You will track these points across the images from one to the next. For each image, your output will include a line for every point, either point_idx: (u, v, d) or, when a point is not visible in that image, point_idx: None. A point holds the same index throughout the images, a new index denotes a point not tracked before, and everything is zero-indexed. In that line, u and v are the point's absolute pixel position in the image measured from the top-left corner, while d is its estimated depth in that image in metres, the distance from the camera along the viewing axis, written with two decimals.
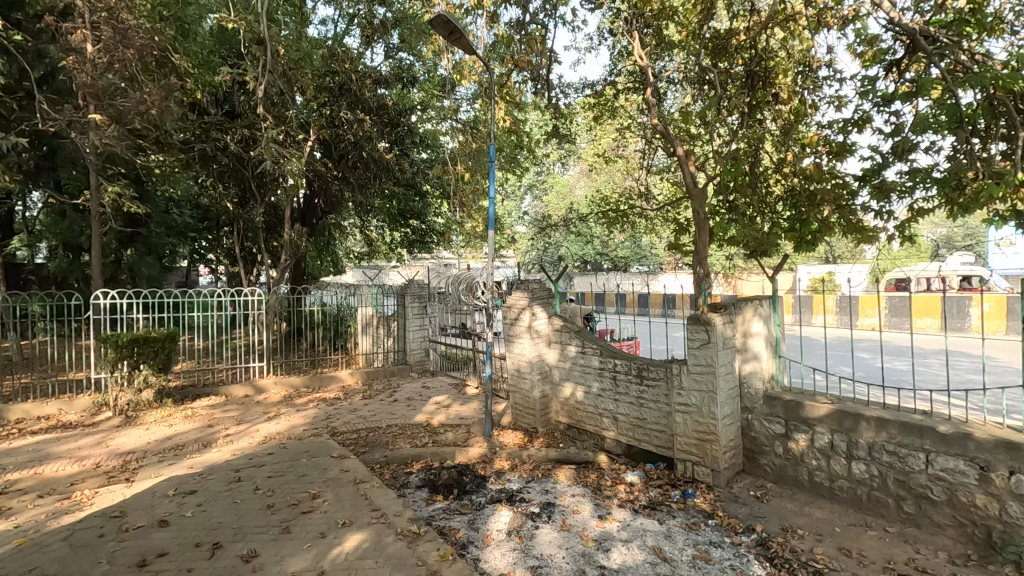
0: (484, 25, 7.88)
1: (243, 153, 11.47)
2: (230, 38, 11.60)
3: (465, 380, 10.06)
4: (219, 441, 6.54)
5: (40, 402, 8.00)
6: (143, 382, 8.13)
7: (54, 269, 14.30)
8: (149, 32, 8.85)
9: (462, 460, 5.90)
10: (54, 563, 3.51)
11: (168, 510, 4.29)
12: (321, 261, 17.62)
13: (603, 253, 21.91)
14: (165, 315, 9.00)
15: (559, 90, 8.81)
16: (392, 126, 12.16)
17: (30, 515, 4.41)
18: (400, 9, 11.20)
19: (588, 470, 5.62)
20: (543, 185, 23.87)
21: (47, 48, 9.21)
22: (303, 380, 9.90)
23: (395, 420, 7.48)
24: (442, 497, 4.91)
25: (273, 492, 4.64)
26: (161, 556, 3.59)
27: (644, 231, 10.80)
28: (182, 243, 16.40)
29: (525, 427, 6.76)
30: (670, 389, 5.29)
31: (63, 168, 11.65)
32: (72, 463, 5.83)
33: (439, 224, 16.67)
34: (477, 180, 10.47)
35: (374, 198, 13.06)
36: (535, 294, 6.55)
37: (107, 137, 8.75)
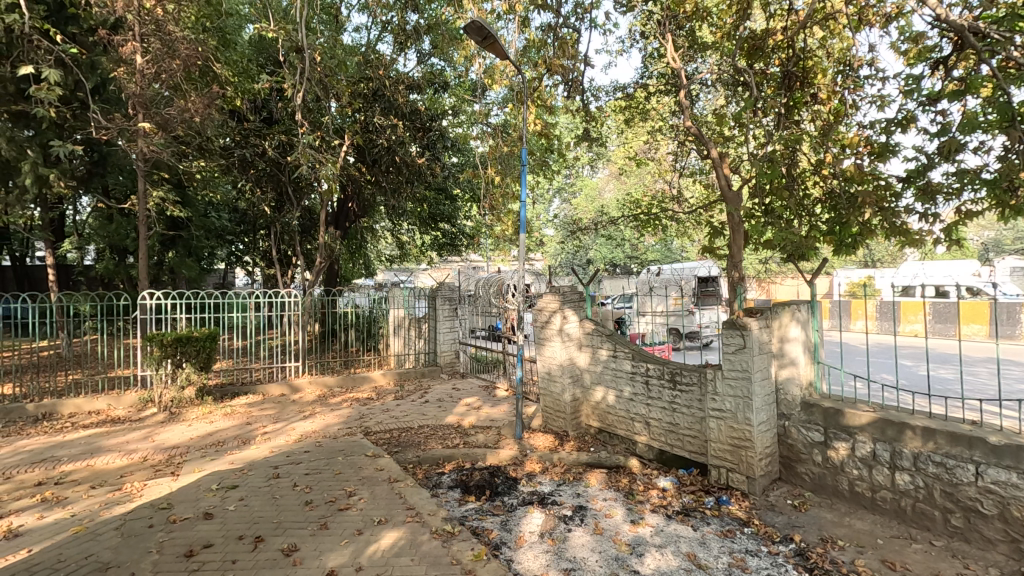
0: (516, 29, 7.92)
1: (281, 158, 11.81)
2: (269, 47, 11.94)
3: (495, 382, 10.10)
4: (258, 438, 6.73)
5: (91, 397, 8.36)
6: (186, 380, 8.44)
7: (102, 271, 14.94)
8: (194, 43, 9.15)
9: (493, 461, 5.92)
10: (107, 551, 3.68)
11: (212, 503, 4.45)
12: (354, 264, 17.94)
13: (633, 257, 21.69)
14: (206, 315, 9.29)
15: (590, 93, 8.80)
16: (423, 131, 12.34)
17: (84, 505, 4.63)
18: (433, 16, 11.36)
19: (620, 474, 5.59)
20: (572, 188, 23.79)
21: (100, 60, 9.64)
22: (337, 380, 10.12)
23: (427, 421, 7.56)
24: (474, 498, 4.96)
25: (310, 489, 4.76)
26: (207, 547, 3.73)
27: (676, 234, 10.67)
28: (220, 246, 16.93)
29: (556, 430, 6.76)
30: (704, 395, 5.22)
31: (112, 174, 12.17)
32: (120, 457, 6.08)
33: (469, 227, 16.79)
34: (508, 183, 10.51)
35: (406, 201, 13.25)
36: (566, 297, 6.55)
37: (154, 144, 9.12)
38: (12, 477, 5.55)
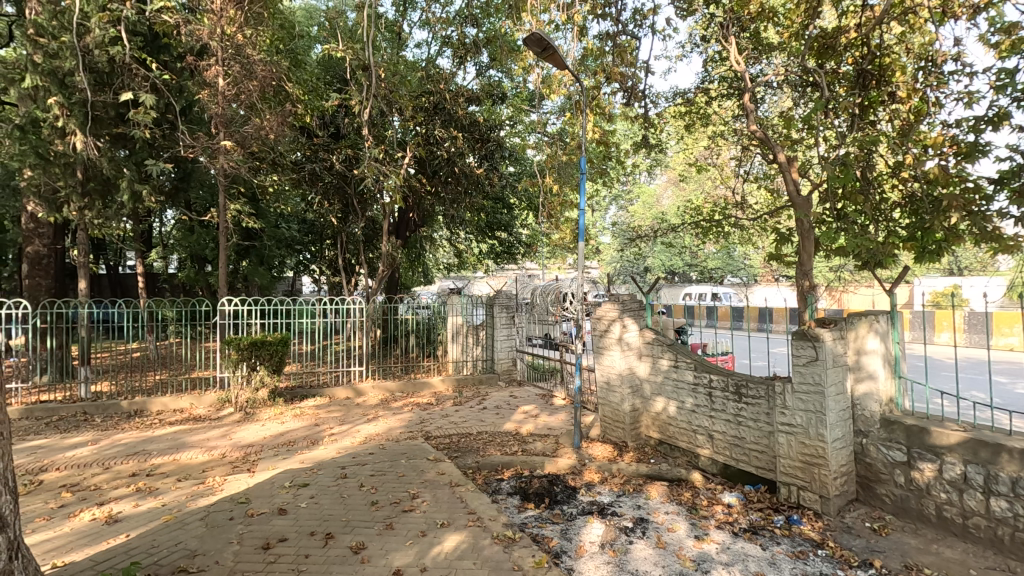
0: (575, 38, 7.93)
1: (347, 171, 12.36)
2: (336, 66, 12.56)
3: (552, 391, 10.12)
4: (325, 439, 7.03)
5: (176, 396, 9.00)
6: (259, 381, 8.94)
7: (185, 279, 16.06)
8: (270, 64, 9.73)
9: (552, 470, 5.90)
10: (194, 540, 3.95)
11: (285, 499, 4.70)
12: (413, 272, 18.47)
13: (692, 265, 21.07)
14: (278, 321, 9.80)
15: (649, 100, 8.69)
16: (482, 142, 12.58)
17: (174, 495, 5.00)
18: (491, 28, 11.58)
19: (682, 487, 5.44)
20: (629, 195, 23.52)
21: (187, 85, 10.43)
22: (399, 385, 10.45)
23: (486, 427, 7.66)
24: (534, 506, 4.97)
25: (376, 490, 4.92)
26: (282, 540, 3.93)
27: (739, 241, 10.34)
28: (290, 255, 17.85)
29: (614, 440, 6.69)
30: (772, 408, 5.02)
31: (194, 189, 13.08)
32: (203, 453, 6.52)
33: (526, 236, 16.93)
34: (565, 192, 10.52)
35: (464, 210, 13.54)
36: (626, 305, 6.48)
37: (234, 160, 9.76)
38: (110, 467, 6.06)
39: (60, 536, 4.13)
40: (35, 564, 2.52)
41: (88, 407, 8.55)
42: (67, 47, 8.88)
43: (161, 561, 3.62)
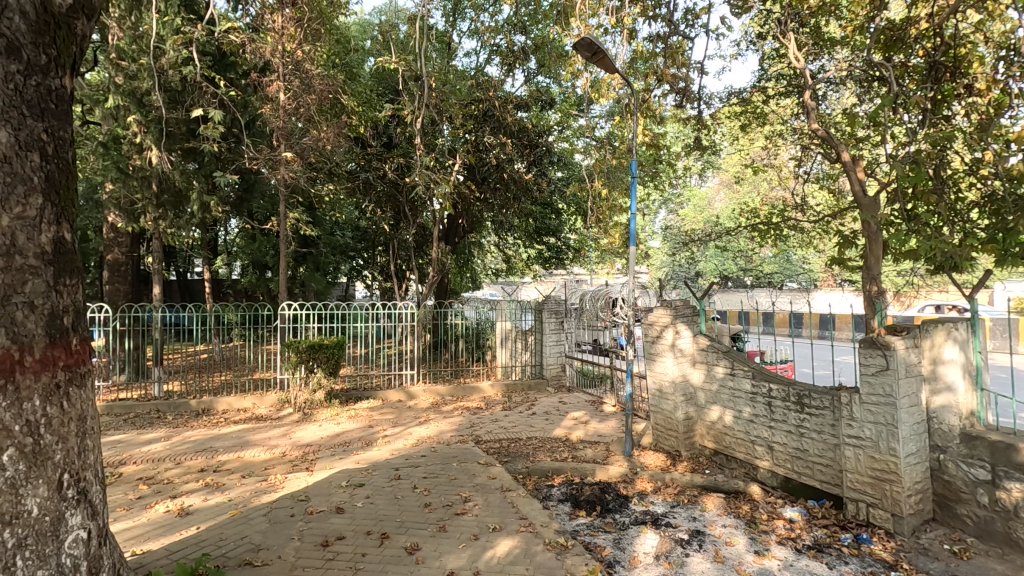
0: (624, 41, 7.83)
1: (399, 179, 12.68)
2: (389, 77, 12.94)
3: (602, 397, 9.99)
4: (379, 441, 7.21)
5: (240, 396, 9.44)
6: (317, 383, 9.29)
7: (247, 285, 16.86)
8: (327, 78, 10.11)
9: (603, 477, 5.81)
10: (258, 534, 4.12)
11: (342, 498, 4.84)
12: (462, 278, 18.72)
13: (747, 270, 20.36)
14: (334, 325, 10.12)
15: (702, 102, 8.50)
16: (531, 147, 12.65)
17: (239, 491, 5.25)
18: (539, 35, 11.64)
19: (740, 500, 5.25)
20: (679, 199, 23.06)
21: (251, 100, 10.98)
22: (449, 389, 10.61)
23: (535, 433, 7.65)
24: (585, 513, 4.92)
25: (428, 492, 5.00)
26: (340, 538, 4.05)
27: (799, 244, 9.93)
28: (344, 261, 18.43)
29: (667, 449, 6.53)
30: (837, 420, 4.78)
31: (256, 199, 13.73)
32: (265, 451, 6.81)
33: (574, 241, 16.88)
34: (615, 196, 10.40)
35: (513, 216, 13.60)
36: (679, 311, 6.32)
37: (294, 171, 10.19)
38: (181, 463, 6.43)
39: (138, 525, 4.41)
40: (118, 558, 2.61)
41: (161, 405, 9.09)
42: (145, 68, 9.54)
43: (229, 553, 3.79)
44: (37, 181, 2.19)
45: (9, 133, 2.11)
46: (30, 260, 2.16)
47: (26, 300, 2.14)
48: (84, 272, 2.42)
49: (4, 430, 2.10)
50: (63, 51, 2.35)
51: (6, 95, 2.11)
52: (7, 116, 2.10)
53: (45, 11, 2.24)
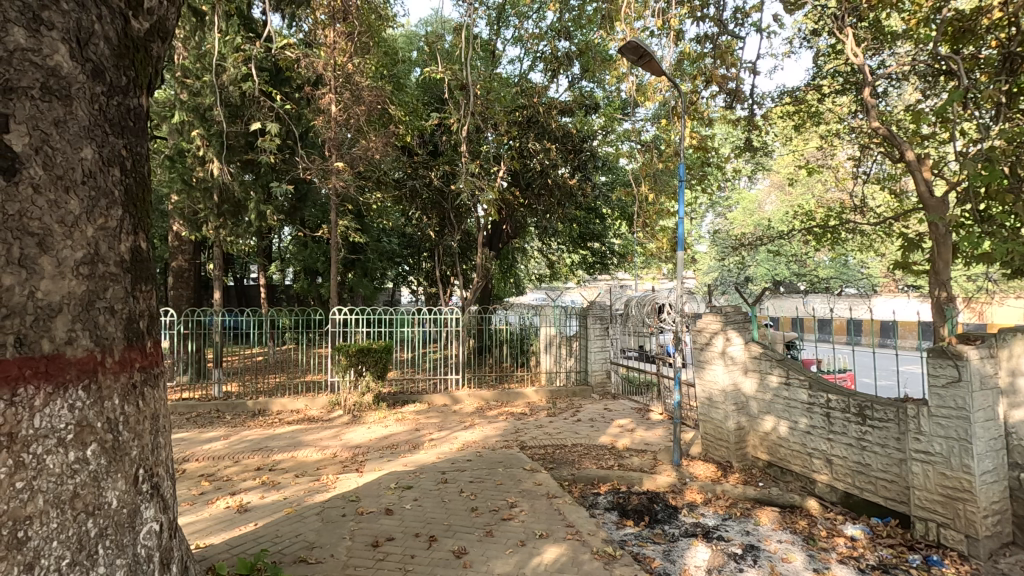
0: (671, 42, 7.70)
1: (445, 186, 12.91)
2: (435, 87, 13.23)
3: (649, 405, 9.81)
4: (426, 444, 7.31)
5: (293, 398, 9.78)
6: (365, 386, 9.59)
7: (299, 290, 17.49)
8: (376, 89, 10.40)
9: (651, 487, 5.69)
10: (312, 532, 4.25)
11: (391, 500, 4.93)
12: (505, 283, 18.84)
13: (800, 274, 19.59)
14: (382, 329, 10.36)
15: (753, 102, 8.28)
16: (575, 152, 12.62)
17: (293, 490, 5.43)
18: (583, 40, 11.63)
19: (796, 515, 5.04)
20: (727, 202, 22.47)
21: (304, 112, 11.41)
22: (494, 394, 10.68)
23: (580, 439, 7.59)
24: (632, 523, 4.84)
25: (475, 497, 5.04)
26: (390, 540, 4.12)
27: (858, 248, 9.49)
28: (391, 267, 18.85)
29: (717, 459, 6.35)
30: (903, 433, 4.52)
31: (309, 207, 14.25)
32: (317, 452, 7.02)
33: (619, 246, 16.71)
34: (661, 200, 10.23)
35: (557, 221, 13.59)
36: (729, 317, 6.14)
37: (345, 180, 10.53)
38: (239, 461, 6.71)
39: (201, 520, 4.63)
40: (184, 558, 2.63)
41: (220, 405, 9.53)
42: (208, 85, 10.09)
43: (285, 550, 3.91)
44: (118, 195, 2.24)
45: (95, 151, 2.15)
46: (111, 267, 2.18)
47: (107, 305, 2.15)
48: (157, 278, 2.50)
49: (87, 425, 2.08)
50: (140, 72, 2.45)
51: (94, 116, 2.16)
52: (93, 134, 2.15)
53: (125, 35, 2.34)
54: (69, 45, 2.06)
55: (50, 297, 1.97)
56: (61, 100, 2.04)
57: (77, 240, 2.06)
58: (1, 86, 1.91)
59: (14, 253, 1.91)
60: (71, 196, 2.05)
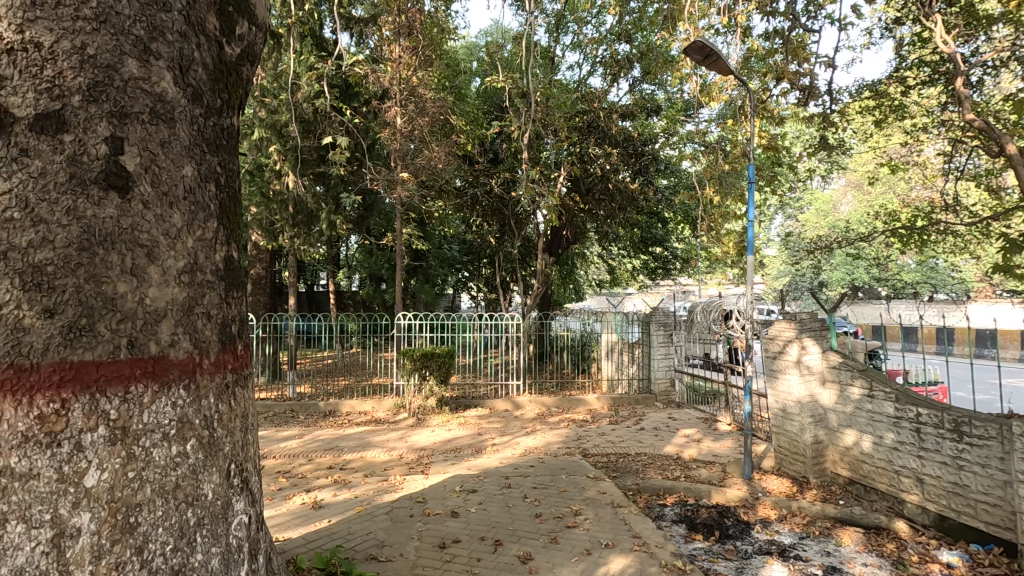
0: (739, 39, 7.45)
1: (505, 193, 13.05)
2: (495, 96, 13.45)
3: (716, 415, 9.46)
4: (488, 449, 7.39)
5: (361, 400, 10.16)
6: (430, 390, 9.83)
7: (365, 296, 18.15)
8: (439, 101, 10.67)
9: (721, 500, 5.47)
10: (382, 531, 4.39)
11: (457, 503, 5.00)
12: (565, 288, 18.81)
13: (881, 279, 18.35)
14: (445, 335, 10.54)
15: (828, 97, 7.88)
16: (636, 156, 12.45)
17: (364, 489, 5.64)
18: (644, 42, 11.47)
19: (882, 537, 4.71)
20: (799, 203, 21.43)
21: (371, 126, 11.85)
22: (555, 401, 10.63)
23: (645, 449, 7.43)
24: (702, 537, 4.68)
25: (539, 503, 5.03)
26: (457, 542, 4.19)
27: (950, 251, 8.79)
28: (451, 274, 19.22)
29: (792, 474, 6.04)
30: (1008, 452, 4.13)
31: (375, 217, 14.79)
32: (384, 453, 7.25)
33: (682, 251, 16.31)
34: (728, 203, 9.87)
35: (618, 226, 13.42)
36: (805, 325, 5.82)
37: (409, 190, 10.86)
38: (313, 459, 7.04)
39: (280, 515, 4.89)
40: (268, 548, 2.81)
41: (295, 405, 10.06)
42: (285, 103, 10.70)
43: (357, 547, 4.06)
44: (213, 208, 2.42)
45: (194, 168, 2.34)
46: (208, 276, 2.36)
47: (204, 310, 2.33)
48: (247, 286, 2.68)
49: (187, 422, 2.24)
50: (233, 94, 2.64)
51: (193, 136, 2.34)
52: (192, 153, 2.33)
53: (220, 60, 2.54)
54: (173, 72, 2.26)
55: (157, 303, 2.15)
56: (165, 122, 2.22)
57: (179, 251, 2.23)
58: (118, 112, 2.10)
59: (127, 263, 2.09)
60: (173, 210, 2.23)
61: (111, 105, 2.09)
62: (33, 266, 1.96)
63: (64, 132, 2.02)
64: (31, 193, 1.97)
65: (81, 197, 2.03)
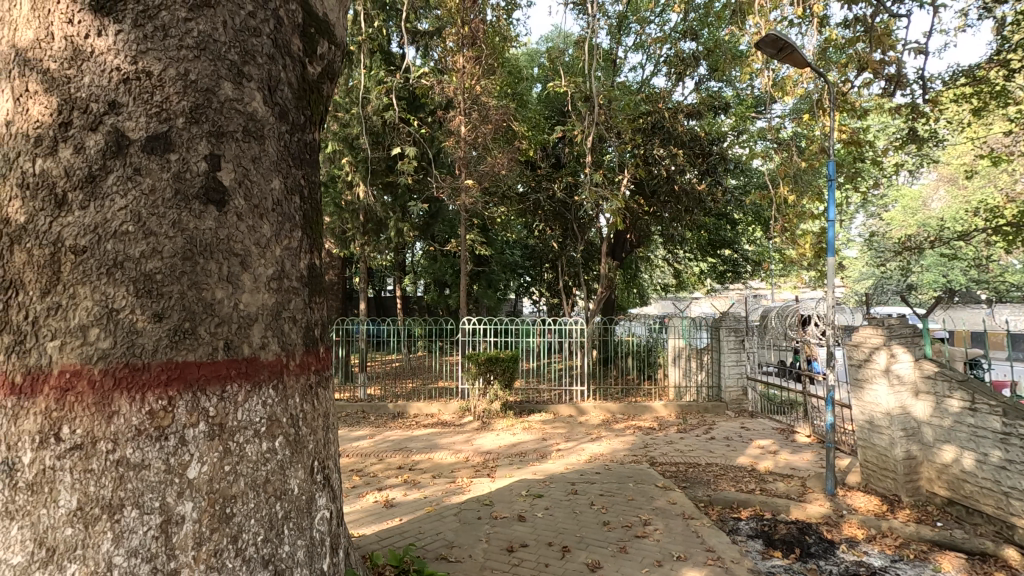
0: (815, 30, 7.09)
1: (568, 197, 13.02)
2: (556, 100, 13.49)
3: (793, 426, 8.97)
4: (553, 454, 7.37)
5: (428, 402, 10.42)
6: (494, 394, 9.92)
7: (431, 301, 18.63)
8: (502, 108, 10.80)
9: (801, 516, 5.18)
10: (451, 532, 4.47)
11: (523, 507, 5.01)
12: (628, 293, 18.49)
13: (981, 281, 16.80)
14: (509, 339, 10.60)
15: (918, 85, 7.35)
16: (704, 156, 12.09)
17: (433, 490, 5.77)
18: (711, 39, 11.13)
19: (989, 565, 4.28)
20: (883, 200, 20.04)
21: (437, 135, 12.16)
22: (620, 407, 10.45)
23: (716, 459, 7.15)
24: (781, 554, 4.45)
25: (607, 510, 4.96)
26: (524, 546, 4.20)
27: None
28: (514, 278, 19.39)
29: (881, 492, 5.62)
30: None
31: (440, 224, 15.15)
32: (451, 455, 7.39)
33: (753, 253, 15.65)
34: (804, 202, 9.39)
35: (684, 228, 13.06)
36: (893, 331, 5.41)
37: (473, 197, 11.07)
38: (384, 459, 7.29)
39: (354, 512, 5.08)
40: (347, 543, 2.93)
41: (365, 407, 10.53)
42: (356, 116, 11.21)
43: (428, 546, 4.16)
44: (298, 218, 2.57)
45: (282, 181, 2.49)
46: (294, 282, 2.51)
47: (291, 314, 2.47)
48: (326, 291, 2.82)
49: (275, 420, 2.38)
50: (314, 110, 2.79)
51: (280, 152, 2.50)
52: (280, 167, 2.49)
53: (304, 79, 2.69)
54: (263, 93, 2.43)
55: (249, 308, 2.30)
56: (256, 139, 2.39)
57: (268, 259, 2.39)
58: (216, 132, 2.27)
59: (223, 271, 2.25)
60: (264, 221, 2.39)
61: (210, 126, 2.26)
62: (144, 274, 2.13)
63: (171, 152, 2.20)
64: (142, 208, 2.15)
65: (185, 211, 2.20)
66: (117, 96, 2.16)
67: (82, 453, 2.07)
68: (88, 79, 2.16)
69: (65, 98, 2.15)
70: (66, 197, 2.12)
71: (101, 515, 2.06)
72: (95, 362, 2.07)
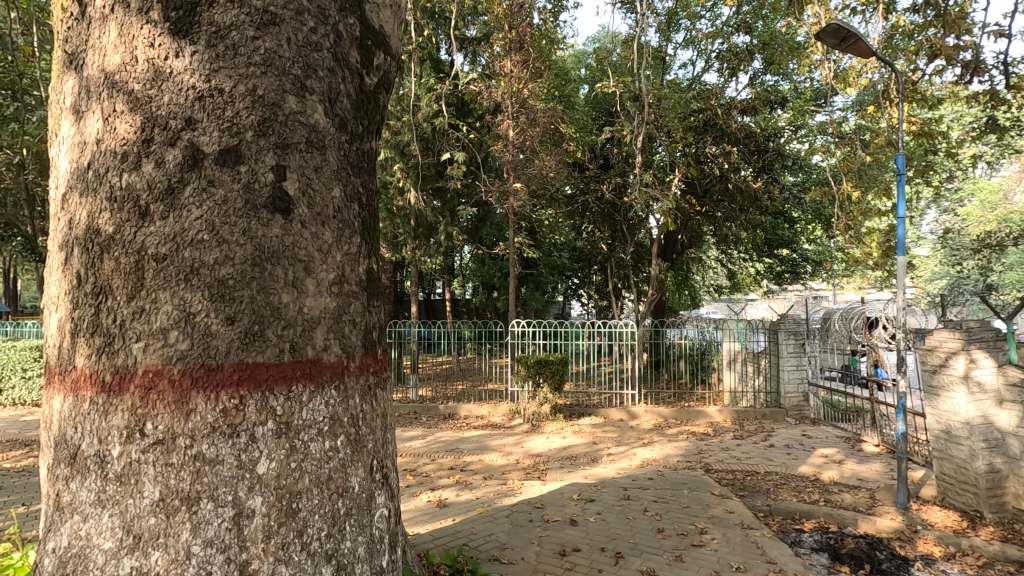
0: (881, 17, 6.72)
1: (617, 198, 12.85)
2: (604, 101, 13.36)
3: (859, 435, 8.50)
4: (605, 458, 7.28)
5: (478, 404, 10.50)
6: (544, 397, 9.90)
7: (479, 304, 18.80)
8: (550, 110, 10.79)
9: (870, 530, 4.90)
10: (503, 534, 4.49)
11: (575, 511, 4.98)
12: (680, 295, 18.05)
13: None
14: (558, 342, 10.56)
15: (997, 71, 6.84)
16: (759, 153, 11.66)
17: (484, 491, 5.82)
18: (766, 31, 10.74)
19: None
20: (958, 195, 18.72)
21: (485, 140, 12.28)
22: (673, 412, 10.20)
23: (776, 467, 6.87)
24: (849, 570, 4.23)
25: (661, 517, 4.86)
26: (577, 550, 4.17)
27: None
28: (562, 281, 19.30)
29: (961, 507, 5.24)
30: None
31: (488, 227, 15.28)
32: (502, 457, 7.43)
33: (813, 252, 14.95)
34: (869, 198, 8.89)
35: (738, 228, 12.64)
36: (973, 335, 5.04)
37: (521, 200, 11.11)
38: (436, 459, 7.41)
39: (409, 511, 5.19)
40: (403, 541, 3.00)
41: (417, 408, 10.71)
42: (407, 124, 11.47)
43: (481, 547, 4.20)
44: (357, 225, 2.66)
45: (341, 189, 2.59)
46: (353, 286, 2.59)
47: (351, 317, 2.56)
48: (383, 295, 2.90)
49: (337, 419, 2.47)
50: (371, 119, 2.88)
51: (340, 161, 2.60)
52: (340, 176, 2.58)
53: (361, 90, 2.78)
54: (324, 105, 2.53)
55: (312, 311, 2.40)
56: (318, 150, 2.49)
57: (330, 264, 2.48)
58: (281, 143, 2.39)
59: (289, 276, 2.36)
60: (325, 227, 2.49)
61: (276, 138, 2.38)
62: (218, 280, 2.26)
63: (241, 163, 2.32)
64: (215, 217, 2.28)
65: (253, 220, 2.32)
66: (193, 112, 2.30)
67: (164, 448, 2.21)
68: (167, 97, 2.32)
69: (147, 116, 2.31)
70: (149, 209, 2.28)
71: (180, 506, 2.19)
72: (175, 363, 2.21)
